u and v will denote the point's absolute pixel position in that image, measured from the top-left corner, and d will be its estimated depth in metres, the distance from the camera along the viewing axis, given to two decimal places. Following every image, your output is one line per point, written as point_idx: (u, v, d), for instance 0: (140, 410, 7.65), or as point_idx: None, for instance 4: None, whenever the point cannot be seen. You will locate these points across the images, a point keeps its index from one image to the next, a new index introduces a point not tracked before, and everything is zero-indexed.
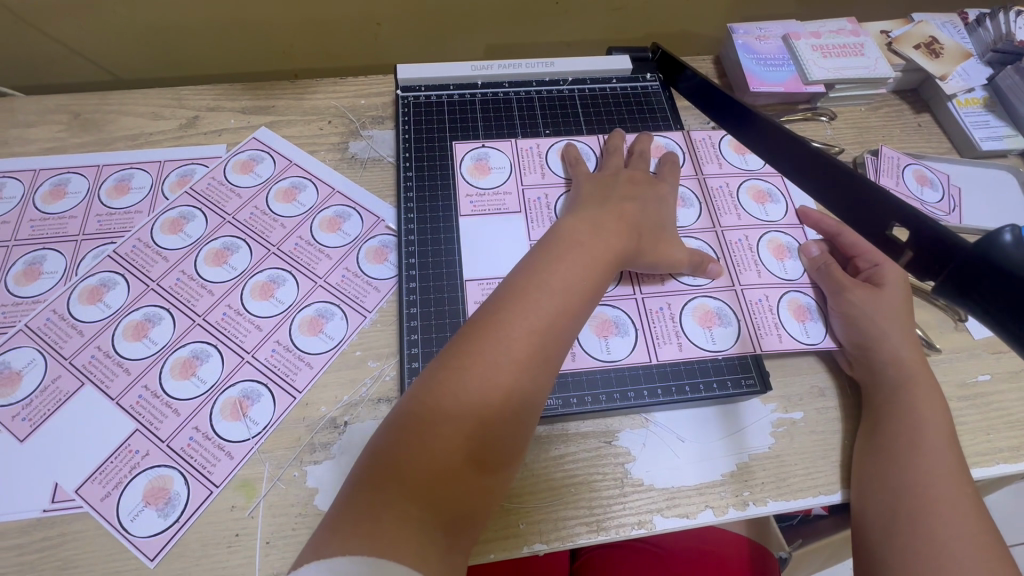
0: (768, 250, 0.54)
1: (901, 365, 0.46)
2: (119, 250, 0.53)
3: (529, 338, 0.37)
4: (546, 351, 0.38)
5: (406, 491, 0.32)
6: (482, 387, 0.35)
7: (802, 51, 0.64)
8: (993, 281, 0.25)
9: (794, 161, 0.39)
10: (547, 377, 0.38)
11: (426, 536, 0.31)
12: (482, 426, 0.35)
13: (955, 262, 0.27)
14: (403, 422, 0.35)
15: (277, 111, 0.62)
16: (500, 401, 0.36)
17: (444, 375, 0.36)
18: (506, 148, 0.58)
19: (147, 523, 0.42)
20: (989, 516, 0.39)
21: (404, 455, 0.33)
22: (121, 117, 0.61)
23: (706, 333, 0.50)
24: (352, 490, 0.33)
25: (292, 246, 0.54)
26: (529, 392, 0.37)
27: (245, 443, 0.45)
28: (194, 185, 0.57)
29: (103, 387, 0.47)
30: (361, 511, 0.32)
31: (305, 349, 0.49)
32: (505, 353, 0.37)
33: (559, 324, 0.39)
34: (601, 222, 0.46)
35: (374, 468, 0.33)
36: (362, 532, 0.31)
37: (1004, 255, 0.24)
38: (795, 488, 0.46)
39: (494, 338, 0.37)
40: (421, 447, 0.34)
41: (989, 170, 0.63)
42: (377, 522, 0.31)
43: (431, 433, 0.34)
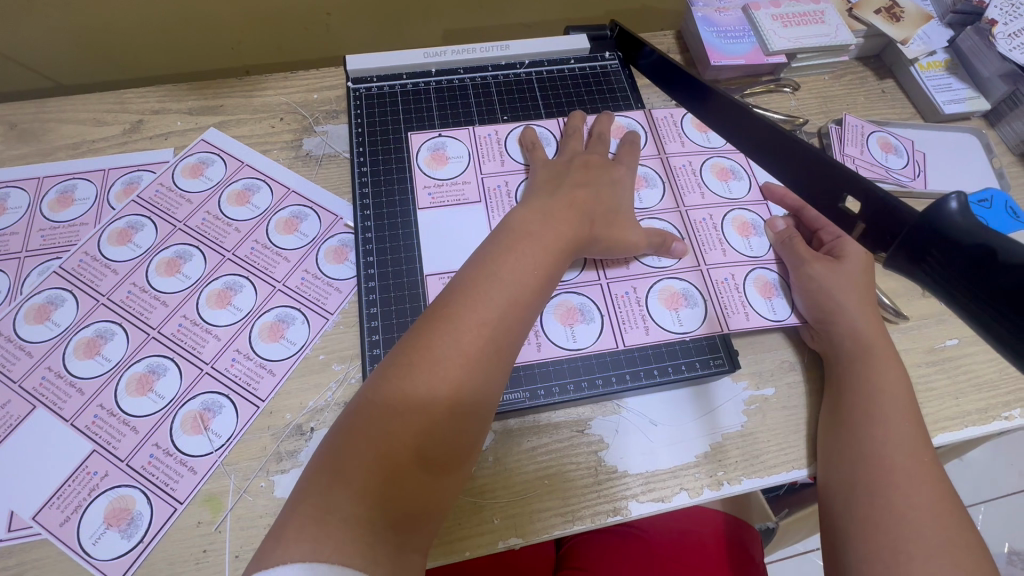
0: (734, 227, 0.54)
1: (863, 336, 0.46)
2: (66, 265, 0.51)
3: (479, 330, 0.38)
4: (497, 343, 0.38)
5: (355, 491, 0.32)
6: (432, 382, 0.35)
7: (762, 22, 0.63)
8: (934, 252, 0.25)
9: (747, 136, 0.39)
10: (500, 369, 0.38)
11: (373, 535, 0.31)
12: (432, 421, 0.35)
13: (903, 232, 0.27)
14: (353, 422, 0.35)
15: (225, 111, 0.60)
16: (451, 395, 0.36)
17: (392, 372, 0.36)
18: (463, 137, 0.56)
19: (110, 546, 0.41)
20: (950, 482, 0.40)
21: (351, 456, 0.33)
22: (60, 125, 0.58)
23: (675, 314, 0.50)
24: (300, 495, 0.33)
25: (248, 250, 0.52)
26: (481, 385, 0.37)
27: (208, 457, 0.44)
28: (141, 192, 0.55)
29: (56, 409, 0.45)
30: (307, 516, 0.31)
31: (267, 356, 0.48)
32: (455, 347, 0.37)
33: (511, 315, 0.39)
34: (551, 211, 0.45)
35: (322, 471, 0.33)
36: (307, 537, 0.30)
37: (949, 223, 0.24)
38: (769, 464, 0.46)
39: (442, 334, 0.37)
40: (369, 446, 0.33)
41: (953, 134, 0.63)
42: (326, 524, 0.31)
43: (378, 431, 0.34)
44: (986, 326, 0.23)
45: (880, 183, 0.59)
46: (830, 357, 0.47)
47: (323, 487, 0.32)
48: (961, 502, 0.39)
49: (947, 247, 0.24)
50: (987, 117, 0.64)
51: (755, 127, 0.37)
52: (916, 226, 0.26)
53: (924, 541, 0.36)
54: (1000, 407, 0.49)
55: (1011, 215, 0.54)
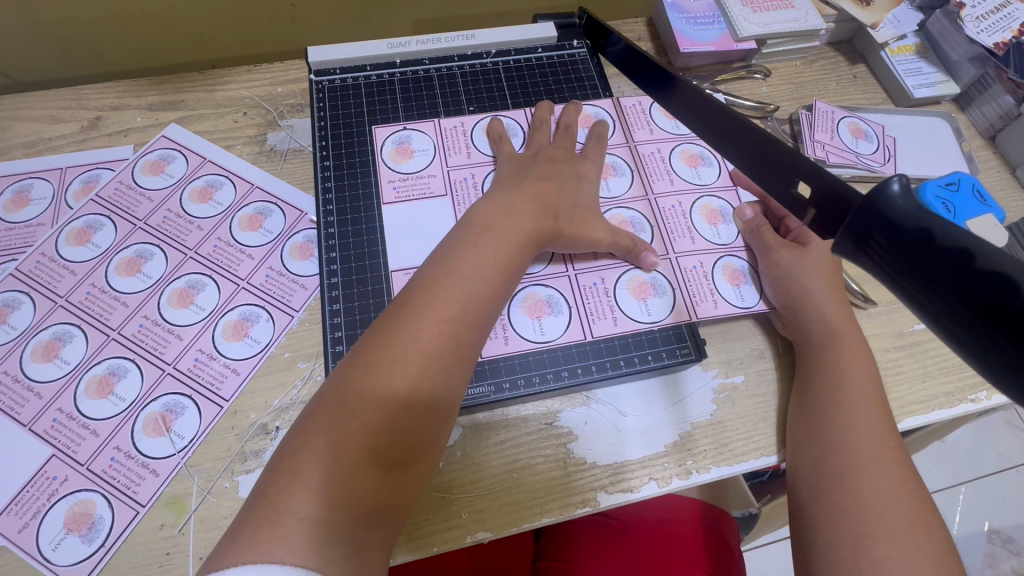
0: (703, 215, 0.53)
1: (829, 323, 0.46)
2: (22, 266, 0.49)
3: (440, 325, 0.37)
4: (458, 339, 0.38)
5: (313, 491, 0.32)
6: (392, 380, 0.35)
7: (732, 7, 0.62)
8: (878, 238, 0.25)
9: (708, 123, 0.38)
10: (462, 365, 0.38)
11: (330, 535, 0.31)
12: (393, 419, 0.35)
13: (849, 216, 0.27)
14: (312, 421, 0.34)
15: (187, 106, 0.59)
16: (410, 391, 0.36)
17: (352, 370, 0.36)
18: (429, 129, 0.55)
19: (70, 551, 0.40)
20: (913, 465, 0.40)
21: (309, 455, 0.33)
22: (16, 123, 0.57)
23: (643, 304, 0.49)
24: (259, 496, 0.32)
25: (211, 248, 0.51)
26: (442, 381, 0.37)
27: (171, 459, 0.43)
28: (100, 191, 0.53)
29: (13, 414, 0.44)
30: (263, 516, 0.31)
31: (230, 355, 0.47)
32: (414, 345, 0.36)
33: (473, 311, 0.39)
34: (511, 205, 0.45)
35: (280, 471, 0.33)
36: (262, 537, 0.30)
37: (891, 207, 0.24)
38: (737, 451, 0.46)
39: (401, 331, 0.37)
40: (327, 445, 0.33)
41: (924, 118, 0.63)
42: (282, 524, 0.30)
43: (336, 429, 0.34)
44: (925, 312, 0.22)
45: (849, 169, 0.58)
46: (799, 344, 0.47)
47: (281, 487, 0.32)
48: (924, 485, 0.40)
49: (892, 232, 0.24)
50: (957, 101, 0.64)
51: (715, 114, 0.37)
52: (860, 211, 0.26)
53: (885, 525, 0.37)
54: (967, 389, 0.50)
55: (979, 198, 0.54)
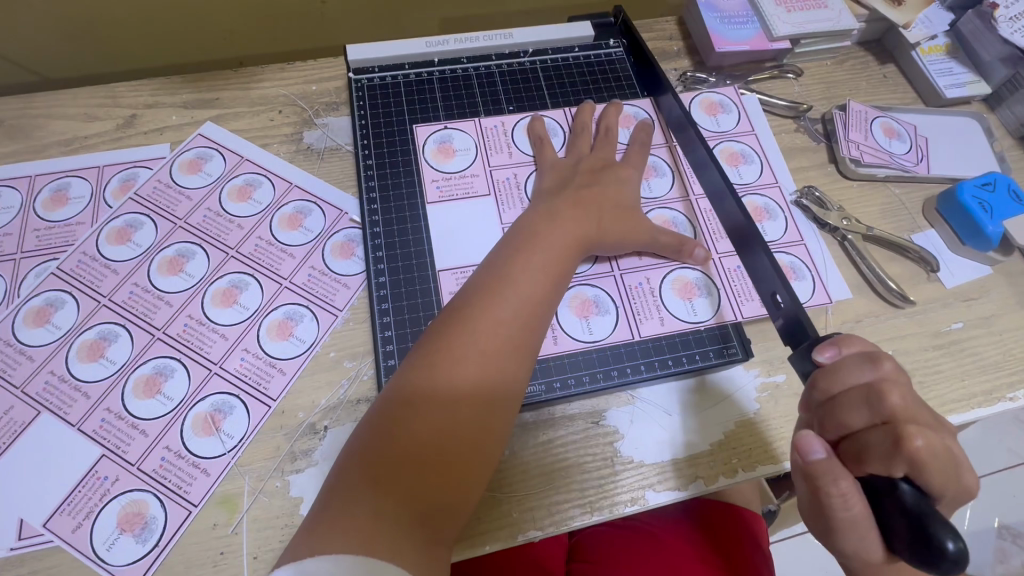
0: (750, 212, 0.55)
1: None
2: (63, 266, 0.49)
3: (497, 327, 0.38)
4: (515, 339, 0.39)
5: (381, 488, 0.33)
6: (454, 380, 0.36)
7: (766, 7, 0.62)
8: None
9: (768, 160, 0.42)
10: (520, 365, 0.38)
11: (399, 529, 0.32)
12: (456, 417, 0.35)
13: None
14: (376, 422, 0.36)
15: (222, 104, 0.58)
16: (473, 390, 0.36)
17: (414, 371, 0.37)
18: (470, 128, 0.55)
19: (125, 550, 0.40)
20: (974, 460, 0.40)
21: (376, 453, 0.34)
22: (51, 121, 0.56)
23: (689, 304, 0.50)
24: (329, 494, 0.34)
25: (252, 247, 0.51)
26: (503, 381, 0.37)
27: (221, 459, 0.43)
28: (138, 189, 0.53)
29: (61, 414, 0.44)
30: (336, 513, 0.32)
31: (276, 354, 0.47)
32: (473, 345, 0.37)
33: (527, 313, 0.40)
34: (554, 214, 0.46)
35: (350, 469, 0.34)
36: (336, 531, 0.31)
37: None
38: (782, 450, 0.47)
39: (460, 332, 0.38)
40: (393, 443, 0.34)
41: (956, 118, 0.63)
42: (352, 518, 0.32)
43: (403, 428, 0.35)
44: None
45: (884, 168, 0.59)
46: (863, 526, 0.34)
47: (349, 483, 0.33)
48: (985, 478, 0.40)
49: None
50: (987, 101, 0.65)
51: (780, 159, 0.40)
52: None
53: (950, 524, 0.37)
54: (1004, 387, 0.50)
55: (1015, 198, 0.55)
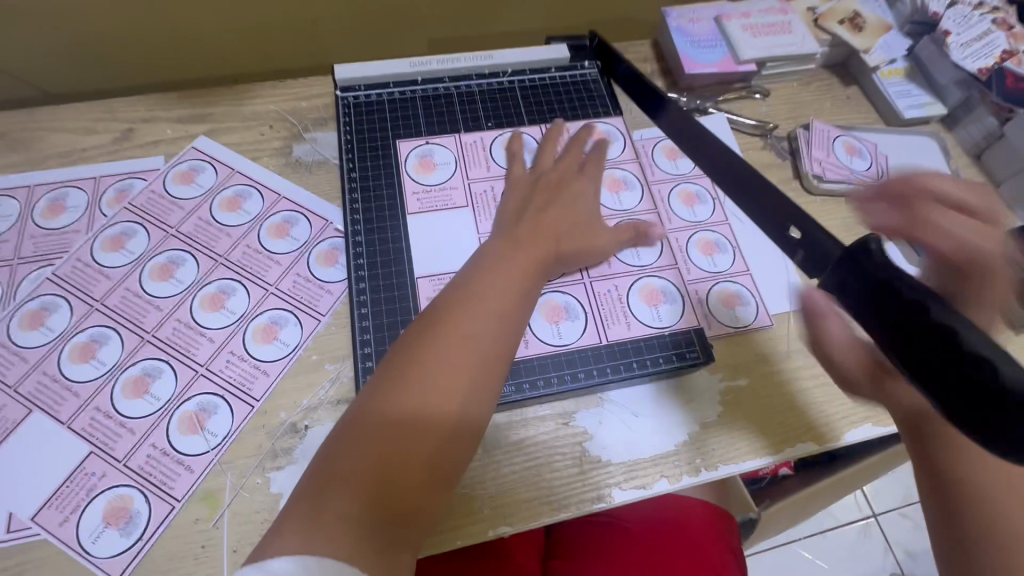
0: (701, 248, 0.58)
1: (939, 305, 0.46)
2: (59, 271, 0.51)
3: (464, 340, 0.40)
4: (484, 351, 0.40)
5: (351, 493, 0.35)
6: (423, 390, 0.38)
7: (733, 31, 0.66)
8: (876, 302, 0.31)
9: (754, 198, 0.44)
10: (489, 376, 0.40)
11: (366, 532, 0.34)
12: (422, 429, 0.37)
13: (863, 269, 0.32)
14: (345, 431, 0.37)
15: (215, 119, 0.61)
16: (441, 400, 0.38)
17: (385, 381, 0.38)
18: (450, 144, 0.58)
19: (110, 543, 0.42)
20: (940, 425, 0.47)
21: (346, 461, 0.36)
22: (50, 134, 0.59)
23: (654, 310, 0.53)
24: (299, 499, 0.35)
25: (240, 255, 0.54)
26: (471, 391, 0.39)
27: (204, 456, 0.45)
28: (133, 200, 0.56)
29: (51, 412, 0.46)
30: (305, 518, 0.34)
31: (260, 357, 0.49)
32: (443, 357, 0.39)
33: (494, 326, 0.41)
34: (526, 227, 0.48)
35: (320, 475, 0.36)
36: (306, 534, 0.33)
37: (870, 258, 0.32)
38: (742, 450, 0.49)
39: (432, 345, 0.39)
40: (362, 452, 0.36)
41: (914, 137, 0.67)
42: (322, 521, 0.34)
43: (372, 437, 0.36)
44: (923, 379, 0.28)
45: (845, 184, 0.62)
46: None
47: (319, 491, 0.35)
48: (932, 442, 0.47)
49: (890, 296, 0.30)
50: (944, 121, 0.69)
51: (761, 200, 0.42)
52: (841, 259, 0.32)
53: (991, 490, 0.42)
54: None
55: None
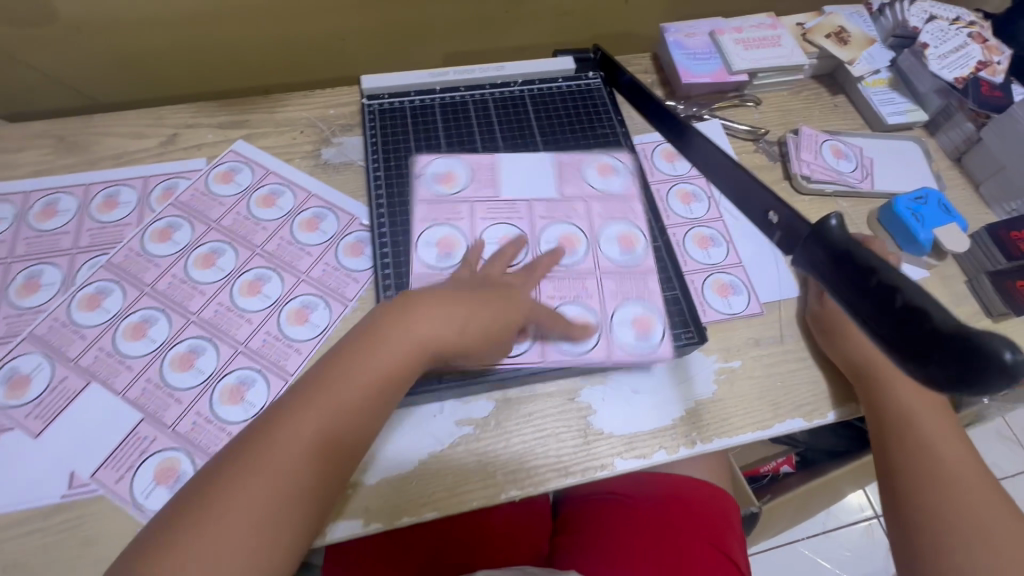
0: (631, 320, 0.55)
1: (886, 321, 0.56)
2: (113, 260, 0.57)
3: (353, 384, 0.43)
4: (377, 391, 0.44)
5: (220, 512, 0.37)
6: (313, 419, 0.41)
7: (726, 45, 0.71)
8: (832, 276, 0.32)
9: (732, 180, 0.45)
10: (374, 416, 0.43)
11: (225, 551, 0.36)
12: (297, 464, 0.39)
13: (824, 245, 0.33)
14: (234, 453, 0.39)
15: (251, 125, 0.67)
16: (324, 429, 0.41)
17: (288, 404, 0.41)
18: (472, 159, 0.62)
19: (160, 499, 0.47)
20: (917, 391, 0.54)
21: (225, 477, 0.38)
22: (103, 138, 0.65)
23: (576, 342, 0.54)
24: (165, 515, 0.37)
25: (275, 246, 0.59)
26: (355, 426, 0.42)
27: (244, 423, 0.50)
28: (178, 196, 0.61)
29: (108, 383, 0.51)
30: (171, 532, 0.36)
31: (294, 337, 0.54)
32: (336, 394, 0.42)
33: (392, 368, 0.44)
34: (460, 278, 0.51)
35: (196, 491, 0.38)
36: (171, 549, 0.35)
37: (830, 236, 0.33)
38: (735, 426, 0.53)
39: (331, 380, 0.42)
40: (242, 469, 0.38)
41: (898, 141, 0.71)
42: (189, 537, 0.36)
43: (255, 457, 0.39)
44: (878, 339, 0.29)
45: (832, 184, 0.67)
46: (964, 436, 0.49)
47: (190, 511, 0.37)
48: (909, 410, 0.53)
49: (842, 266, 0.32)
50: (926, 127, 0.73)
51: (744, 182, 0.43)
52: (808, 239, 0.34)
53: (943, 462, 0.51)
54: None
55: (943, 210, 0.62)
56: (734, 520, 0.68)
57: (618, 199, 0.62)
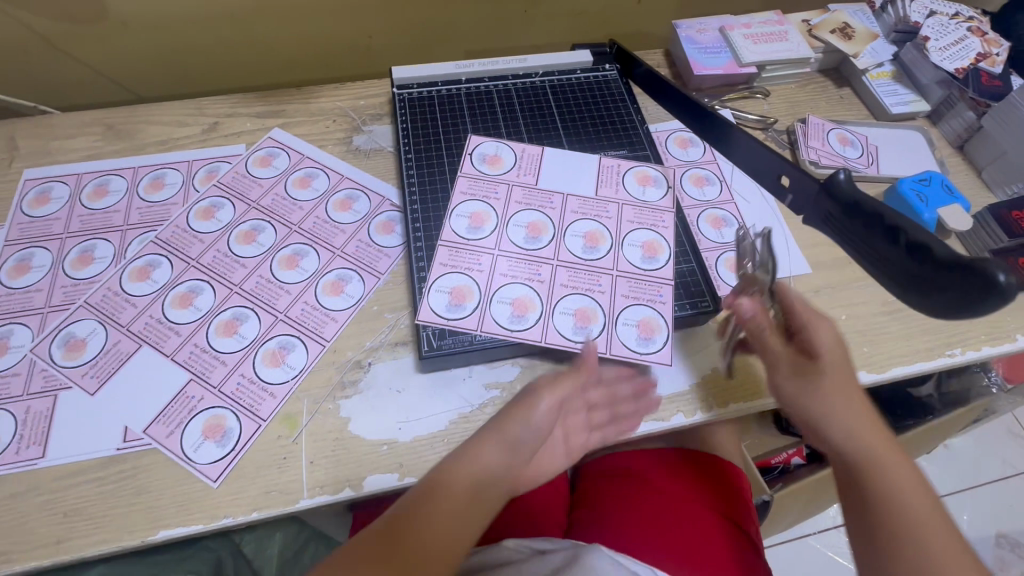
0: (636, 321, 0.55)
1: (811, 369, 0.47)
2: (161, 236, 0.61)
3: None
4: None
5: None
6: None
7: (736, 40, 0.75)
8: (842, 224, 0.36)
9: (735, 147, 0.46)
10: None
11: None
12: None
13: (835, 197, 0.36)
14: None
15: (287, 114, 0.71)
16: None
17: None
18: (515, 146, 0.65)
19: (208, 453, 0.50)
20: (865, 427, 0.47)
21: None
22: (149, 126, 0.69)
23: (585, 327, 0.54)
24: None
25: (312, 224, 0.63)
26: None
27: (285, 385, 0.53)
28: (220, 178, 0.65)
29: (158, 346, 0.54)
30: None
31: (330, 307, 0.58)
32: None
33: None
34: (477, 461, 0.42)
35: None
36: None
37: (840, 189, 0.35)
38: (751, 391, 0.55)
39: None
40: None
41: (902, 130, 0.75)
42: None
43: None
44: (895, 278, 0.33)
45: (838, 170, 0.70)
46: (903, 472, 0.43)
47: None
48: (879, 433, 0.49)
49: (851, 215, 0.35)
50: (929, 117, 0.76)
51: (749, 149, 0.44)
52: (818, 194, 0.37)
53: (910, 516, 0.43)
54: (943, 345, 0.59)
55: (947, 192, 0.65)
56: (743, 495, 0.71)
57: (653, 209, 0.62)
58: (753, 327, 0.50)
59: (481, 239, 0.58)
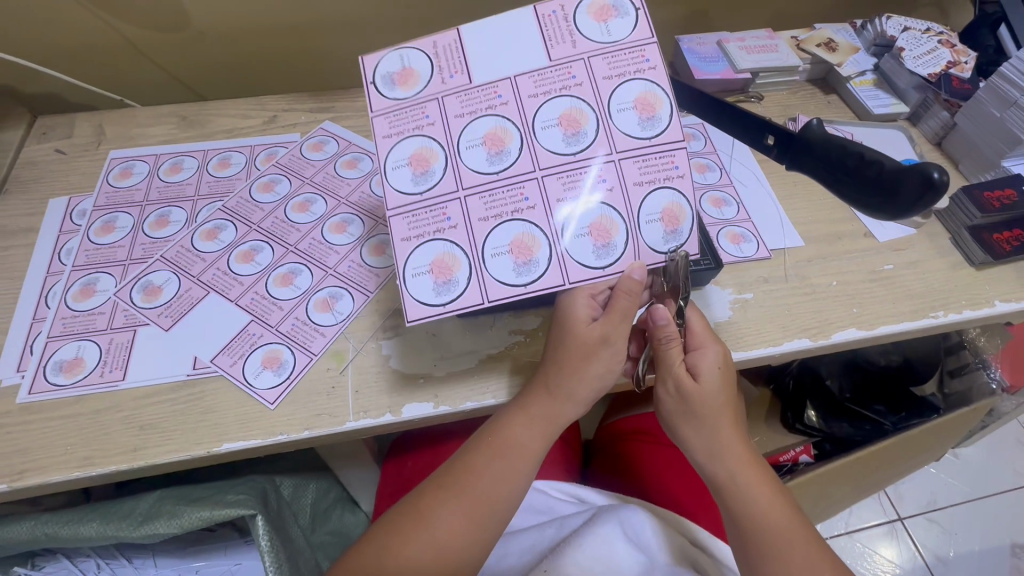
0: (659, 213, 0.52)
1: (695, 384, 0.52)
2: (227, 205, 0.69)
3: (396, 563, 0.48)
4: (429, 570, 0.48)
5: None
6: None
7: (732, 51, 0.85)
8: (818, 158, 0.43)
9: (712, 112, 0.53)
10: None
11: None
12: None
13: (810, 136, 0.43)
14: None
15: (337, 110, 0.81)
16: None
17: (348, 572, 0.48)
18: (425, 45, 0.53)
19: (267, 380, 0.56)
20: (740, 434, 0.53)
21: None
22: (217, 118, 0.79)
23: (607, 246, 0.51)
24: None
25: (358, 198, 0.71)
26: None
27: (334, 326, 0.60)
28: (279, 159, 0.75)
29: (224, 293, 0.62)
30: None
31: (374, 264, 0.65)
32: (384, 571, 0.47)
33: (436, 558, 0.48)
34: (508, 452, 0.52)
35: None
36: None
37: (813, 130, 0.43)
38: (749, 342, 0.62)
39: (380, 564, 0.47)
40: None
41: (884, 130, 0.83)
42: None
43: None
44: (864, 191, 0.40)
45: None
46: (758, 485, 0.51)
47: None
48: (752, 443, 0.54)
49: (825, 147, 0.42)
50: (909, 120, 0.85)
51: (724, 111, 0.52)
52: (795, 135, 0.44)
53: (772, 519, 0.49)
54: (927, 309, 0.65)
55: None
56: None
57: (626, 50, 0.52)
58: (662, 333, 0.53)
59: (436, 184, 0.51)
